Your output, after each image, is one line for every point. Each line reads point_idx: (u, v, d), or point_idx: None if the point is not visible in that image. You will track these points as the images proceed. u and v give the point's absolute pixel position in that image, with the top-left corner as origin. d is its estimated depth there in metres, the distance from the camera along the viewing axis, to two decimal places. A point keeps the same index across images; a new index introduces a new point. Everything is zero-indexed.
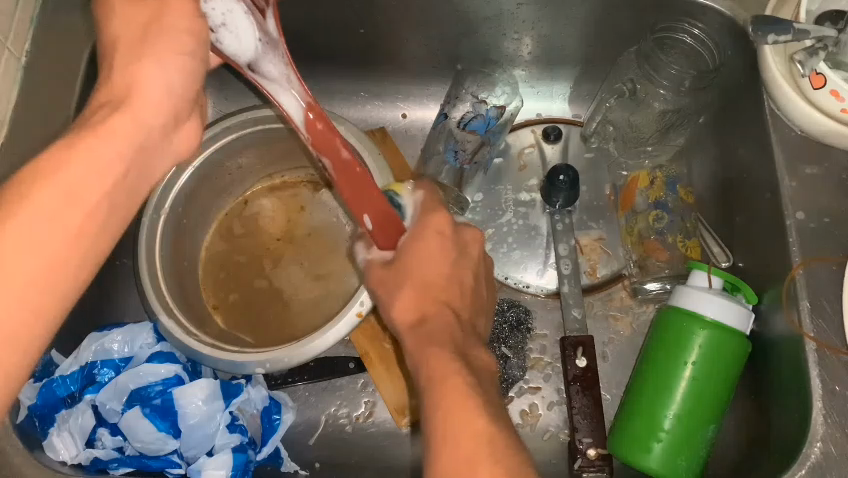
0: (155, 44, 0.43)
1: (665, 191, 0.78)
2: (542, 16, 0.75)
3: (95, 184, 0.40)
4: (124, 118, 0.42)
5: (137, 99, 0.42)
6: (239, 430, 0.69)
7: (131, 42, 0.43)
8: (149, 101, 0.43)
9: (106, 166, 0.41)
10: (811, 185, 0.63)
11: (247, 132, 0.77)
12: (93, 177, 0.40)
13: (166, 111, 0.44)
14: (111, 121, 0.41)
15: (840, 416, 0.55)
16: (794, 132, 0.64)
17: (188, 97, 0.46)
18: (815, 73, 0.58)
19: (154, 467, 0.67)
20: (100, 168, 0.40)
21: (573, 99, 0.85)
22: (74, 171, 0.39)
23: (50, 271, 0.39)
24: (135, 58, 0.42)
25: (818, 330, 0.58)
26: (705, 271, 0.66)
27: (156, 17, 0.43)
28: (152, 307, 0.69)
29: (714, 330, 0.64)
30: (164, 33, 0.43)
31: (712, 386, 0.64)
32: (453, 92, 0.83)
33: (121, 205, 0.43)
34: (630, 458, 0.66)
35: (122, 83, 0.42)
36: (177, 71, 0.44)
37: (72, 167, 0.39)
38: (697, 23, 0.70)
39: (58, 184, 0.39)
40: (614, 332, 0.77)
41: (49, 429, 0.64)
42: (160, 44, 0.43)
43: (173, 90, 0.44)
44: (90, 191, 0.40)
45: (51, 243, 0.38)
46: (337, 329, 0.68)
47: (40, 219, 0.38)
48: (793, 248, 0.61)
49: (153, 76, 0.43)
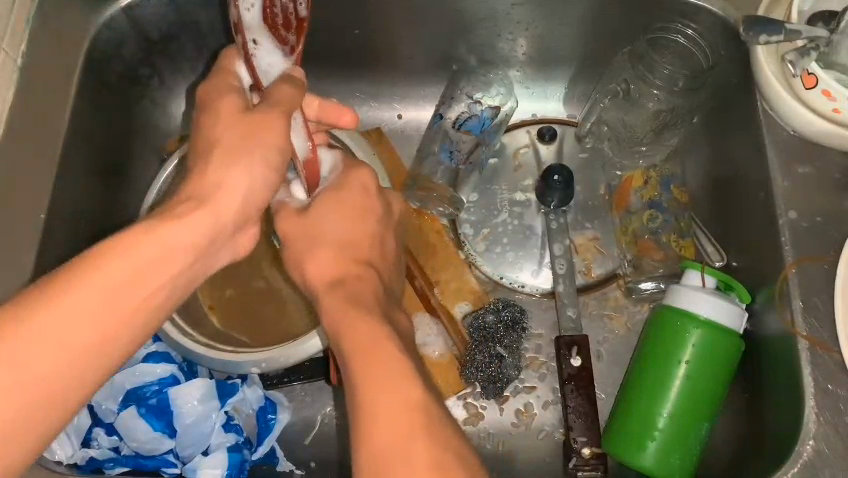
0: (248, 154, 0.50)
1: (660, 191, 0.78)
2: (537, 16, 0.75)
3: (163, 265, 0.44)
4: (202, 214, 0.47)
5: (221, 197, 0.49)
6: (235, 430, 0.69)
7: (227, 150, 0.50)
8: (227, 202, 0.49)
9: (175, 251, 0.44)
10: (805, 185, 0.63)
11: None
12: (161, 256, 0.43)
13: (236, 214, 0.50)
14: (192, 214, 0.47)
15: (832, 415, 0.55)
16: (787, 133, 0.65)
17: (261, 204, 0.52)
18: (806, 73, 0.59)
19: (149, 467, 0.66)
20: (167, 248, 0.44)
21: (568, 100, 0.85)
22: (146, 250, 0.42)
23: (102, 339, 0.40)
24: (227, 165, 0.50)
25: (811, 329, 0.58)
26: (698, 270, 0.66)
27: (248, 134, 0.51)
28: None
29: (707, 329, 0.64)
30: (254, 149, 0.51)
31: (705, 385, 0.64)
32: (448, 92, 0.84)
33: (178, 291, 0.46)
34: (624, 457, 0.66)
35: (211, 181, 0.49)
36: (259, 179, 0.51)
37: (145, 247, 0.43)
38: (691, 23, 0.71)
39: (131, 258, 0.42)
40: (609, 332, 0.78)
41: None
42: (251, 155, 0.50)
43: (249, 196, 0.50)
44: (154, 268, 0.43)
45: (110, 312, 0.40)
46: None
47: (105, 284, 0.40)
48: (786, 248, 0.61)
49: (239, 182, 0.50)
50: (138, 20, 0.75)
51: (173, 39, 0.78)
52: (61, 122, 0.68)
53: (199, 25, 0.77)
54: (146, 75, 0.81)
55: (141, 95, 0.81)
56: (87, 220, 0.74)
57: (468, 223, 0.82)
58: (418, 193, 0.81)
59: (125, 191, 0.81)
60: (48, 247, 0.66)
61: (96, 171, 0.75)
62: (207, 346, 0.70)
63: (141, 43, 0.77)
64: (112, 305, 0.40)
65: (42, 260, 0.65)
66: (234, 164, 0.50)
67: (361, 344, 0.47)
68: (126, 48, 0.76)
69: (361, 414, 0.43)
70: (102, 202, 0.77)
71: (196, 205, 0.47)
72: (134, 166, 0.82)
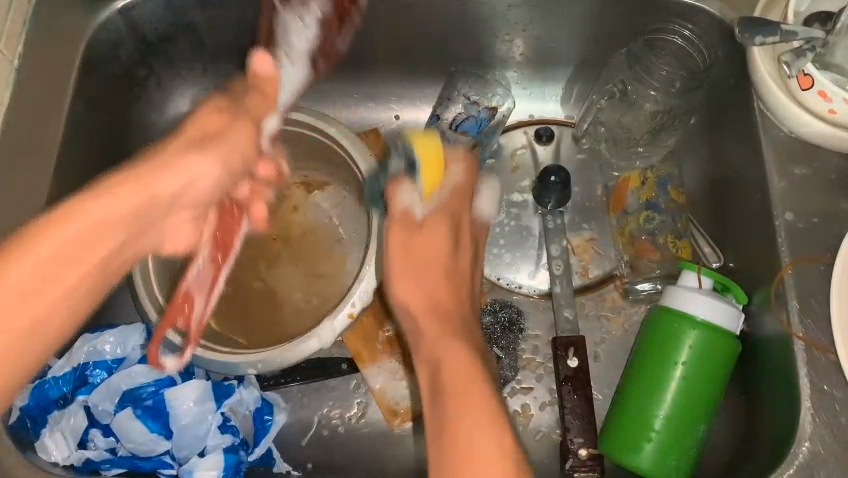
0: (196, 152, 0.49)
1: (657, 192, 0.78)
2: (534, 17, 0.76)
3: (91, 243, 0.41)
4: (152, 186, 0.44)
5: (163, 170, 0.46)
6: (231, 431, 0.69)
7: (178, 146, 0.49)
8: (172, 181, 0.46)
9: (114, 230, 0.42)
10: (801, 185, 0.63)
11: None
12: (71, 253, 0.40)
13: (197, 178, 0.49)
14: (145, 182, 0.44)
15: (828, 416, 0.55)
16: (783, 133, 0.65)
17: (221, 159, 0.52)
18: (802, 74, 0.59)
19: (146, 468, 0.67)
20: (111, 225, 0.42)
21: (565, 100, 0.85)
22: (88, 221, 0.40)
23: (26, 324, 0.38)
24: (183, 148, 0.48)
25: (806, 329, 0.58)
26: (695, 271, 0.67)
27: (220, 125, 0.53)
28: (145, 309, 0.70)
29: (703, 329, 0.64)
30: (213, 137, 0.50)
31: (702, 386, 0.64)
32: (445, 93, 0.83)
33: (128, 237, 0.44)
34: (620, 458, 0.66)
35: (161, 159, 0.47)
36: (208, 170, 0.49)
37: (87, 218, 0.41)
38: (688, 24, 0.70)
39: (68, 235, 0.40)
40: (606, 333, 0.78)
41: (41, 429, 0.64)
42: (205, 149, 0.49)
43: (196, 180, 0.48)
44: (81, 256, 0.41)
45: (39, 299, 0.39)
46: (331, 326, 0.69)
47: (13, 278, 0.37)
48: (782, 248, 0.61)
49: (189, 164, 0.48)
50: (135, 21, 0.75)
51: (170, 40, 0.78)
52: (58, 124, 0.68)
53: (196, 26, 0.77)
54: (144, 76, 0.81)
55: (139, 96, 0.81)
56: None
57: None
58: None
59: None
60: None
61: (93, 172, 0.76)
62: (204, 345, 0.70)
63: (138, 44, 0.77)
64: (22, 306, 0.38)
65: None
66: (195, 150, 0.49)
67: (452, 368, 0.53)
68: (123, 49, 0.76)
69: (438, 364, 0.54)
70: None
71: (129, 179, 0.43)
72: None
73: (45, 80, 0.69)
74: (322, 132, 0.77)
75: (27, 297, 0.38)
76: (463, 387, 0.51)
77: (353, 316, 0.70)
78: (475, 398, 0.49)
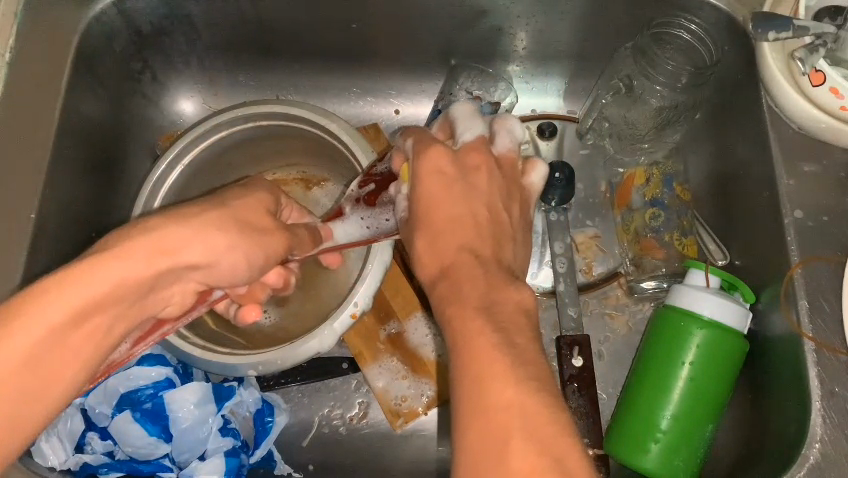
0: (213, 234, 0.49)
1: (662, 189, 0.77)
2: (537, 11, 0.74)
3: (103, 303, 0.42)
4: (166, 255, 0.46)
5: (184, 245, 0.47)
6: (231, 434, 0.68)
7: (211, 218, 0.50)
8: (183, 255, 0.47)
9: (114, 290, 0.42)
10: (810, 183, 0.62)
11: (240, 127, 0.76)
12: (107, 298, 0.42)
13: (197, 255, 0.49)
14: (141, 243, 0.44)
15: (839, 418, 0.55)
16: (792, 130, 0.64)
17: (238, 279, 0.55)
18: (814, 70, 0.58)
19: (145, 472, 0.65)
20: (115, 287, 0.42)
21: (568, 95, 0.84)
22: (103, 278, 0.41)
23: (22, 369, 0.38)
24: (207, 228, 0.49)
25: (817, 329, 0.57)
26: (702, 269, 0.66)
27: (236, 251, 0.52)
28: None
29: (711, 329, 0.63)
30: (224, 231, 0.50)
31: (709, 386, 0.63)
32: (447, 87, 0.81)
33: (95, 349, 0.44)
34: (627, 458, 0.65)
35: (186, 228, 0.48)
36: (227, 254, 0.51)
37: (101, 275, 0.41)
38: (695, 19, 0.69)
39: (68, 300, 0.40)
40: (610, 331, 0.77)
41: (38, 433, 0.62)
42: (216, 234, 0.50)
43: (217, 271, 0.52)
44: (90, 319, 0.42)
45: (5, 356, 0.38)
46: (333, 330, 0.67)
47: (69, 316, 0.40)
48: (791, 247, 0.60)
49: (204, 245, 0.49)
50: (130, 14, 0.73)
51: (164, 34, 0.77)
52: (52, 121, 0.67)
53: (192, 19, 0.76)
54: (138, 71, 0.79)
55: (133, 91, 0.79)
56: (80, 220, 0.73)
57: None
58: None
59: (118, 191, 0.79)
60: (39, 249, 0.65)
61: (88, 171, 0.74)
62: (201, 349, 0.68)
63: (132, 37, 0.75)
64: (62, 344, 0.40)
65: (34, 263, 0.64)
66: (211, 232, 0.49)
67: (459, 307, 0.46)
68: (117, 42, 0.74)
69: (470, 359, 0.41)
70: (95, 202, 0.75)
71: (162, 245, 0.45)
72: (127, 164, 0.80)
73: (42, 72, 0.67)
74: (320, 127, 0.75)
75: (64, 332, 0.40)
76: (482, 330, 0.43)
77: (355, 317, 0.68)
78: (508, 368, 0.40)
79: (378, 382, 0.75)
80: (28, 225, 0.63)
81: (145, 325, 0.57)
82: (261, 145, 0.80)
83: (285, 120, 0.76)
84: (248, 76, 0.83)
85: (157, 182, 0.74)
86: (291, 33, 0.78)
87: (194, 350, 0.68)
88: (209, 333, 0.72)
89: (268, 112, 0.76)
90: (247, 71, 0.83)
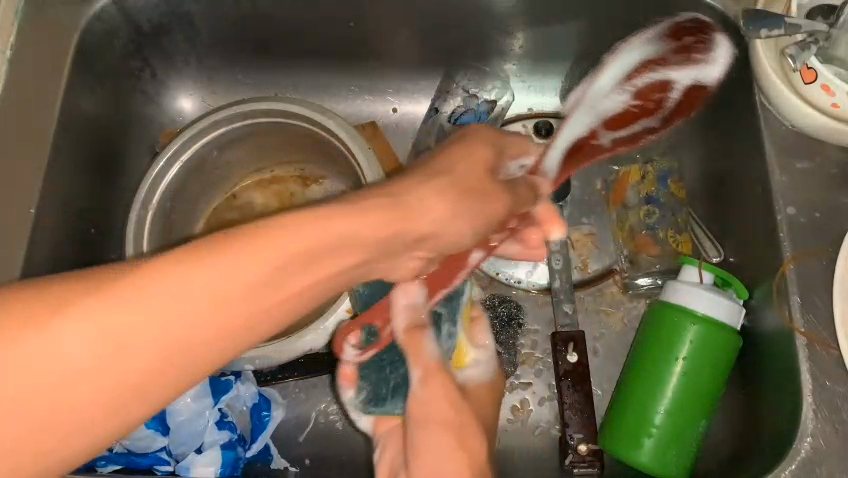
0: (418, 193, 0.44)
1: (656, 187, 0.78)
2: (534, 9, 0.74)
3: (286, 269, 0.37)
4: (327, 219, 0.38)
5: (333, 222, 0.39)
6: (228, 427, 0.69)
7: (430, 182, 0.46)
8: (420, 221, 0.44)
9: (266, 256, 0.35)
10: (802, 179, 0.63)
11: (239, 123, 0.77)
12: (304, 257, 0.37)
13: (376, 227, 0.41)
14: (335, 213, 0.39)
15: (829, 412, 0.55)
16: (785, 127, 0.64)
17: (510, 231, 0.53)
18: (806, 67, 0.58)
19: (142, 464, 0.66)
20: (309, 250, 0.37)
21: (564, 93, 0.84)
22: (291, 240, 0.36)
23: (165, 353, 0.33)
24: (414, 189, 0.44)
25: (808, 324, 0.58)
26: (695, 266, 0.66)
27: (408, 213, 0.43)
28: None
29: (704, 324, 0.64)
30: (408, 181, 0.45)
31: (702, 381, 0.64)
32: (444, 86, 0.83)
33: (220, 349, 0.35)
34: (620, 453, 0.65)
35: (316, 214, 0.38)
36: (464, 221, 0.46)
37: (232, 257, 0.35)
38: (688, 17, 0.70)
39: (213, 266, 0.34)
40: (605, 327, 0.78)
41: None
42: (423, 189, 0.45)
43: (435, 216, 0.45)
44: (232, 314, 0.35)
45: (186, 327, 0.33)
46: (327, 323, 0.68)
47: (248, 278, 0.35)
48: (783, 243, 0.61)
49: (435, 212, 0.44)
50: (130, 13, 0.74)
51: (163, 31, 0.77)
52: (51, 117, 0.67)
53: (191, 16, 0.76)
54: (137, 67, 0.79)
55: (132, 88, 0.80)
56: (79, 217, 0.73)
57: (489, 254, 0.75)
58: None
59: (118, 189, 0.80)
60: (39, 245, 0.66)
61: (89, 169, 0.75)
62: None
63: (132, 35, 0.76)
64: (229, 301, 0.34)
65: (33, 259, 0.65)
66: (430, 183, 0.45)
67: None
68: (116, 39, 0.75)
69: None
70: (96, 198, 0.76)
71: (336, 212, 0.39)
72: (127, 162, 0.81)
73: (42, 69, 0.68)
74: (318, 125, 0.76)
75: (265, 282, 0.35)
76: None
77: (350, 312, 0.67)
78: None
79: (474, 355, 0.63)
80: (28, 220, 0.64)
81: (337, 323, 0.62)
82: (260, 143, 0.81)
83: (287, 120, 0.77)
84: (247, 74, 0.84)
85: (156, 178, 0.75)
86: (289, 30, 0.78)
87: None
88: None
89: (264, 109, 0.76)
90: (246, 68, 0.84)
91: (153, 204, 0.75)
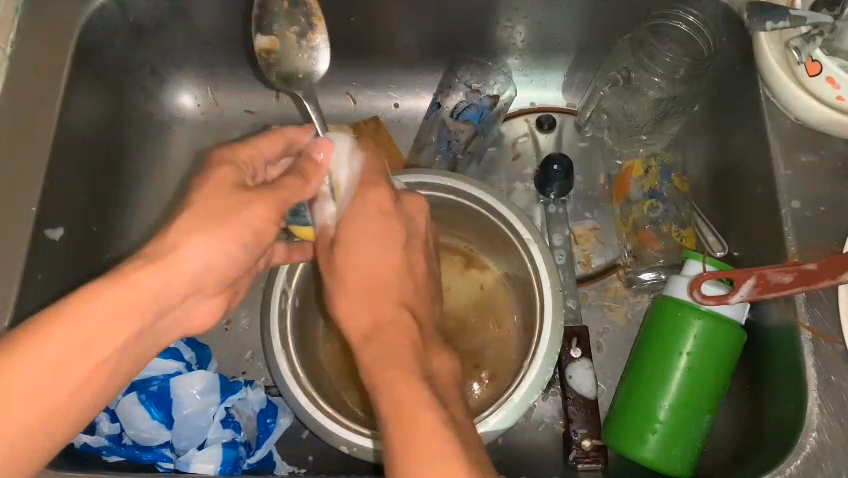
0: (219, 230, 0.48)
1: (660, 181, 0.78)
2: (534, 4, 0.74)
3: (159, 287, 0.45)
4: (121, 306, 0.43)
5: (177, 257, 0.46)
6: (232, 427, 0.69)
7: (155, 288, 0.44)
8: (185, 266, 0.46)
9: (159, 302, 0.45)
10: (807, 173, 0.62)
11: (468, 202, 0.73)
12: (157, 294, 0.45)
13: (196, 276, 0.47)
14: (147, 294, 0.44)
15: (836, 407, 0.55)
16: (789, 120, 0.64)
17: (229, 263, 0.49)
18: (811, 60, 0.58)
19: (145, 459, 0.67)
20: (165, 299, 0.45)
21: (567, 87, 0.84)
22: (153, 284, 0.44)
23: (97, 342, 0.42)
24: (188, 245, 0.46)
25: (813, 319, 0.58)
26: (699, 260, 0.64)
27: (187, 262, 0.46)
28: (287, 386, 0.67)
29: (708, 319, 0.63)
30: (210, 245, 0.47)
31: (705, 377, 0.63)
32: (445, 81, 0.82)
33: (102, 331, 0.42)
34: (624, 449, 0.65)
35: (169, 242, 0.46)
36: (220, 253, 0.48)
37: (153, 282, 0.44)
38: (693, 10, 0.69)
39: (157, 289, 0.44)
40: (609, 322, 0.77)
41: None
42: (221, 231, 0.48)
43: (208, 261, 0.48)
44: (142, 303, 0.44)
45: (68, 350, 0.41)
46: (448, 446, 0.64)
47: (115, 332, 0.43)
48: (788, 237, 0.60)
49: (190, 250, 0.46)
50: (129, 9, 0.73)
51: (164, 26, 0.77)
52: (51, 115, 0.67)
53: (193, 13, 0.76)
54: (138, 64, 0.79)
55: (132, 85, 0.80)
56: (81, 215, 0.73)
57: (571, 297, 0.76)
58: (583, 235, 0.81)
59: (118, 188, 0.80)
60: (40, 245, 0.66)
61: (91, 167, 0.75)
62: (334, 419, 0.66)
63: (132, 32, 0.76)
64: (81, 344, 0.41)
65: (35, 258, 0.65)
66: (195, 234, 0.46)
67: (397, 407, 0.48)
68: (117, 37, 0.75)
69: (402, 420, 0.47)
70: (97, 196, 0.76)
71: (150, 287, 0.44)
72: (126, 159, 0.81)
73: (43, 65, 0.68)
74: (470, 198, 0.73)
75: (106, 316, 0.42)
76: (401, 382, 0.49)
77: None
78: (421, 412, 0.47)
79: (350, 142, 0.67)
80: (28, 218, 0.64)
81: (785, 278, 0.57)
82: None
83: (451, 195, 0.73)
84: (249, 70, 0.84)
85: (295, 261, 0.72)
86: None
87: (301, 397, 0.67)
88: (314, 386, 0.69)
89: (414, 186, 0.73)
90: (248, 65, 0.83)
91: (290, 292, 0.71)
